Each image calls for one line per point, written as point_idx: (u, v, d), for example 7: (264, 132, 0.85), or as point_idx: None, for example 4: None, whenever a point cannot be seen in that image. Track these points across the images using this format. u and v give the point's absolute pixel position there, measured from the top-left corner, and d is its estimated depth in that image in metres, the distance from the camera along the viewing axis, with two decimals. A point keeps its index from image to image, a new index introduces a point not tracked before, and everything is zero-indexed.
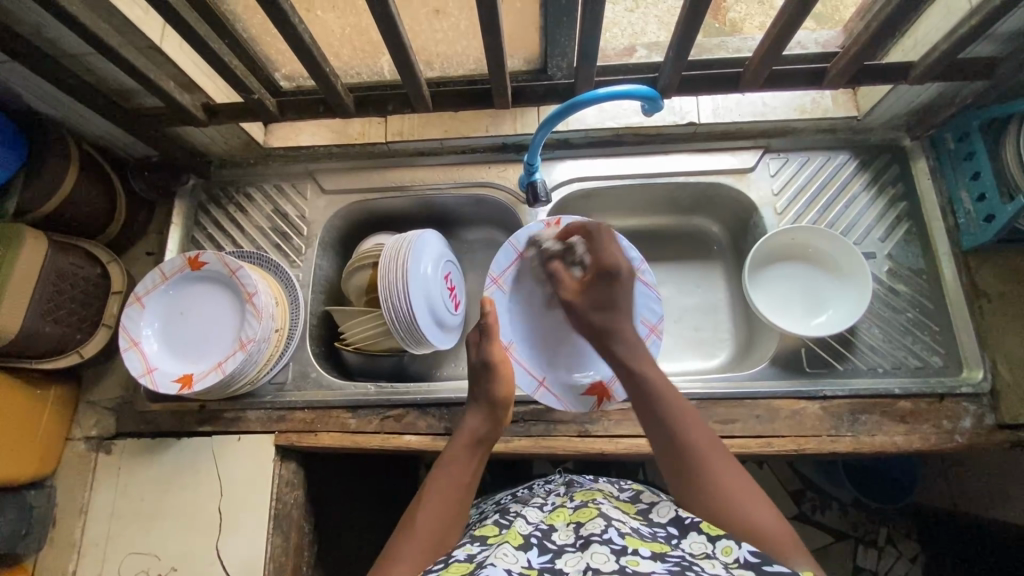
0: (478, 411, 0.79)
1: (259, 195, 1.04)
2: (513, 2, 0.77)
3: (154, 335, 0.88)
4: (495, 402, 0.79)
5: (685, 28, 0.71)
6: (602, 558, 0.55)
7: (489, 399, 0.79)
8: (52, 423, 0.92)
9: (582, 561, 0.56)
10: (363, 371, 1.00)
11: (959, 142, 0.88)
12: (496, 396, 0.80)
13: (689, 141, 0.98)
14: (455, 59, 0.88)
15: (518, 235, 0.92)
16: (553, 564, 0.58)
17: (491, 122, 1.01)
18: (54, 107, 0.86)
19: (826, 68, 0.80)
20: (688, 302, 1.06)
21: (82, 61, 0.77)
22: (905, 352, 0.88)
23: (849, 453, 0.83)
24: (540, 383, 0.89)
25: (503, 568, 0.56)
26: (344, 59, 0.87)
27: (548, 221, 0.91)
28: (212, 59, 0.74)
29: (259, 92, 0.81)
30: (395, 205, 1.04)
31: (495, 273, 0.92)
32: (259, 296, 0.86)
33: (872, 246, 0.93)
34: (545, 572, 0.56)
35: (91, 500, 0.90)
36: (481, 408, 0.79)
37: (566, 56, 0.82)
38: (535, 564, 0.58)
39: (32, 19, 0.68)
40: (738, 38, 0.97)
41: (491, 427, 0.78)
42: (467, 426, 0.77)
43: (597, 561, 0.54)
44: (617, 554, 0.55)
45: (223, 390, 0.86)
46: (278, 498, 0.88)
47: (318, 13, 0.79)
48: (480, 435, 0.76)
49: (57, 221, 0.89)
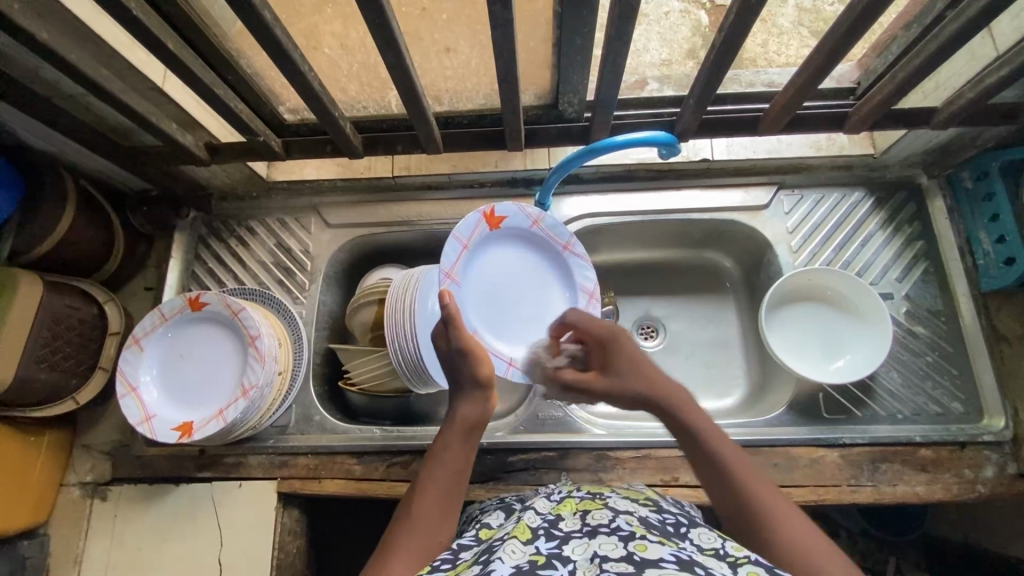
0: (466, 396, 0.68)
1: (261, 229, 1.01)
2: (526, 42, 0.73)
3: (153, 380, 0.85)
4: (481, 384, 0.68)
5: (710, 73, 0.70)
6: (609, 546, 0.48)
7: (473, 381, 0.68)
8: (45, 468, 0.89)
9: (590, 549, 0.49)
10: (368, 412, 0.98)
11: (978, 181, 0.87)
12: (483, 376, 0.68)
13: (701, 176, 0.96)
14: (464, 94, 0.85)
15: (460, 227, 0.84)
16: (560, 551, 0.50)
17: (500, 157, 0.99)
18: (50, 144, 0.83)
19: (849, 114, 0.79)
20: (700, 339, 1.04)
21: (79, 102, 0.74)
22: (925, 398, 0.86)
23: (870, 504, 0.82)
24: (510, 363, 0.86)
25: (511, 565, 0.47)
26: (351, 94, 0.83)
27: (483, 211, 0.87)
28: (218, 103, 0.71)
29: (264, 134, 0.79)
30: (400, 239, 1.02)
31: (444, 268, 0.83)
32: (262, 339, 0.83)
33: (889, 287, 0.91)
34: (552, 560, 0.48)
35: (86, 550, 0.87)
36: (466, 394, 0.68)
37: (578, 94, 0.77)
38: (544, 550, 0.50)
39: (28, 62, 0.65)
40: (751, 72, 0.93)
41: (484, 415, 0.67)
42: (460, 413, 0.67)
43: (605, 549, 0.48)
44: (625, 540, 0.49)
45: (224, 437, 0.83)
46: (281, 548, 0.85)
47: (324, 51, 0.75)
48: (472, 423, 0.66)
49: (53, 260, 0.87)
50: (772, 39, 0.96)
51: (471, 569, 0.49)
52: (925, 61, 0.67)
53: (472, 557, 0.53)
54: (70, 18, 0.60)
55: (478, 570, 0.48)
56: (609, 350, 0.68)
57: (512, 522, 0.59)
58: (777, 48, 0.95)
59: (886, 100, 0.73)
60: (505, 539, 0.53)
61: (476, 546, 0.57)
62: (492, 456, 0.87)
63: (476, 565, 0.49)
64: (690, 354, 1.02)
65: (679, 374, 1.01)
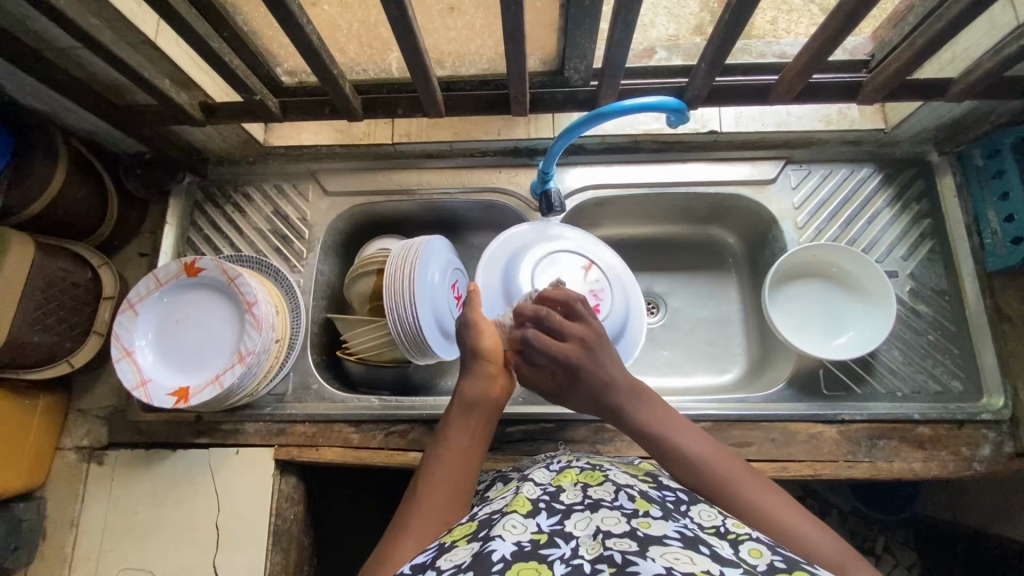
0: (470, 372, 0.68)
1: (258, 195, 0.99)
2: (533, 2, 0.69)
3: (149, 345, 0.84)
4: (483, 358, 0.69)
5: (721, 39, 0.67)
6: (611, 521, 0.48)
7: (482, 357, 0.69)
8: (41, 431, 0.88)
9: (592, 524, 0.48)
10: (365, 381, 0.97)
11: (989, 159, 0.85)
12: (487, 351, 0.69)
13: (707, 149, 0.95)
14: (467, 58, 0.82)
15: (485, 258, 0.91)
16: (562, 527, 0.49)
17: (504, 125, 0.97)
18: (40, 101, 0.80)
19: (862, 83, 0.78)
20: (700, 315, 1.03)
21: (69, 55, 0.71)
22: (925, 376, 0.86)
23: (866, 479, 0.82)
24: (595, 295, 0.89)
25: (512, 542, 0.46)
26: (351, 55, 0.80)
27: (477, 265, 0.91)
28: (212, 58, 0.68)
29: (261, 94, 0.77)
30: (400, 208, 1.00)
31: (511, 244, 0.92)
32: (260, 306, 0.81)
33: (894, 264, 0.90)
34: (555, 537, 0.47)
35: (83, 513, 0.87)
36: (471, 369, 0.68)
37: (584, 59, 0.75)
38: (545, 528, 0.49)
39: (15, 11, 0.63)
40: (763, 43, 0.90)
41: (489, 393, 0.67)
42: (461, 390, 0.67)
43: (608, 524, 0.48)
44: (628, 516, 0.49)
45: (221, 403, 0.83)
46: (278, 514, 0.85)
47: (323, 7, 0.71)
48: (476, 400, 0.66)
49: (46, 222, 0.85)
50: (782, 17, 0.85)
51: (470, 545, 0.48)
52: (948, 25, 0.65)
53: (472, 526, 0.53)
54: None
55: (478, 549, 0.46)
56: (582, 377, 0.67)
57: (511, 493, 0.58)
58: (786, 27, 0.86)
59: (901, 70, 0.71)
60: (503, 513, 0.52)
61: (475, 517, 0.56)
62: None
63: (476, 542, 0.48)
64: (691, 330, 1.02)
65: (679, 350, 1.01)
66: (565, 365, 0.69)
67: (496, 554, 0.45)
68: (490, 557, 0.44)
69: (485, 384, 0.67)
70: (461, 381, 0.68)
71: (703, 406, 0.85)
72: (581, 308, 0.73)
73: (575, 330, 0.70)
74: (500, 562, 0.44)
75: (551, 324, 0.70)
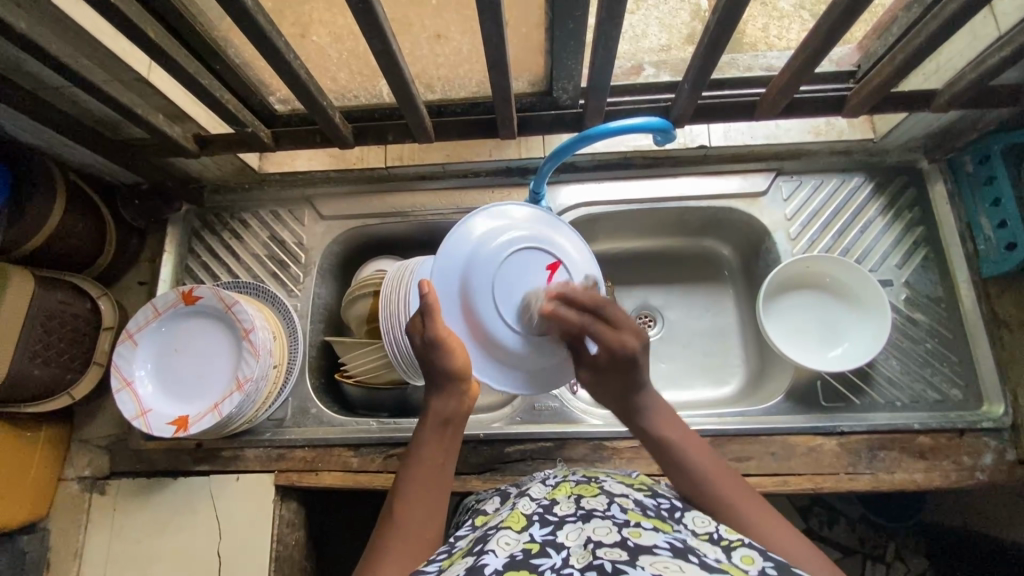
0: (439, 386, 0.67)
1: (255, 221, 1.00)
2: (518, 28, 0.71)
3: (148, 375, 0.85)
4: (454, 376, 0.66)
5: (703, 61, 0.68)
6: (603, 530, 0.48)
7: (444, 375, 0.66)
8: (43, 464, 0.89)
9: (584, 535, 0.48)
10: (364, 404, 0.97)
11: (979, 165, 0.86)
12: (456, 369, 0.66)
13: (699, 164, 0.95)
14: (456, 82, 0.82)
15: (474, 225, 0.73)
16: (554, 538, 0.49)
17: (494, 145, 0.98)
18: (37, 138, 0.82)
19: (847, 96, 0.78)
20: (698, 327, 1.03)
21: (64, 94, 0.73)
22: (924, 385, 0.86)
23: (868, 491, 0.81)
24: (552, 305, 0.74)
25: (504, 556, 0.46)
26: (341, 83, 0.81)
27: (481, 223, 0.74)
28: (203, 94, 0.70)
29: (252, 125, 0.78)
30: (395, 230, 1.01)
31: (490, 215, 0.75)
32: (256, 332, 0.82)
33: (889, 273, 0.90)
34: (547, 547, 0.48)
35: (85, 544, 0.87)
36: (440, 387, 0.66)
37: (572, 79, 0.76)
38: (538, 538, 0.49)
39: (10, 54, 0.64)
40: (749, 55, 0.91)
41: (461, 406, 0.67)
42: (432, 406, 0.66)
43: (599, 534, 0.47)
44: (619, 526, 0.49)
45: (221, 430, 0.83)
46: (279, 540, 0.85)
47: (313, 38, 0.73)
48: (448, 415, 0.66)
49: (45, 256, 0.86)
50: (773, 23, 0.92)
51: (463, 560, 0.48)
52: (926, 41, 0.65)
53: (467, 546, 0.53)
54: (50, 8, 0.58)
55: (470, 562, 0.47)
56: (626, 371, 0.66)
57: (506, 509, 0.58)
58: (777, 33, 0.92)
59: (885, 83, 0.72)
60: (497, 528, 0.52)
61: (473, 535, 0.56)
62: (489, 447, 0.87)
63: (470, 556, 0.48)
64: (688, 342, 1.02)
65: (676, 363, 1.00)
66: (616, 361, 0.67)
67: (487, 567, 0.45)
68: (482, 568, 0.44)
69: (456, 400, 0.66)
70: (433, 395, 0.67)
71: (701, 421, 0.85)
72: (616, 306, 0.69)
73: (627, 341, 0.66)
74: (492, 572, 0.44)
75: (591, 334, 0.67)
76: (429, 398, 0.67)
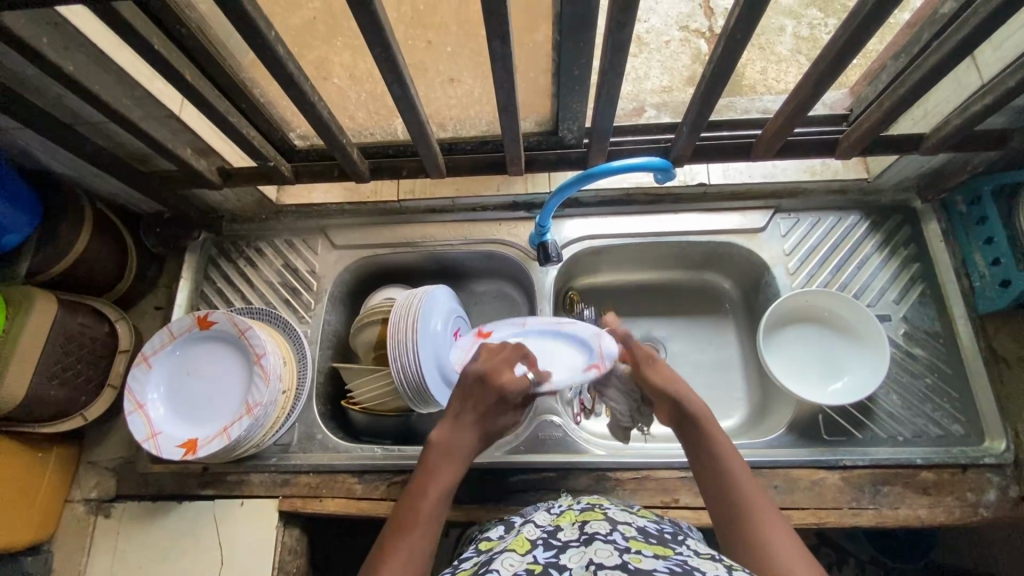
0: (458, 420, 0.70)
1: (270, 250, 1.04)
2: (526, 73, 0.75)
3: (160, 399, 0.87)
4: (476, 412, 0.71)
5: (701, 103, 0.72)
6: (605, 553, 0.48)
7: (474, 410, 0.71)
8: (51, 485, 0.90)
9: (586, 556, 0.49)
10: (370, 431, 0.97)
11: (971, 206, 0.88)
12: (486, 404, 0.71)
13: (699, 200, 0.99)
14: (468, 121, 0.87)
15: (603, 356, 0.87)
16: (557, 560, 0.50)
17: (502, 181, 1.03)
18: (70, 168, 0.87)
19: (839, 138, 0.82)
20: (700, 359, 1.04)
21: (100, 128, 0.78)
22: (925, 420, 0.86)
23: (871, 527, 0.81)
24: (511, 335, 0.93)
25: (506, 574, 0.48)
26: (359, 121, 0.86)
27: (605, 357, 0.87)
28: (230, 130, 0.75)
29: (274, 159, 0.83)
30: (405, 260, 1.04)
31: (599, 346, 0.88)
32: (268, 356, 0.84)
33: (887, 308, 0.92)
34: (549, 567, 0.48)
35: (87, 567, 0.88)
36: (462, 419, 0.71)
37: (577, 120, 0.79)
38: (541, 559, 0.50)
39: (54, 91, 0.69)
40: (746, 98, 0.96)
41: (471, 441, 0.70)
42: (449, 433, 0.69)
43: (601, 556, 0.48)
44: (621, 551, 0.49)
45: (229, 454, 0.84)
46: (280, 568, 0.85)
47: (334, 80, 0.78)
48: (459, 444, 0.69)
49: (69, 280, 0.90)
50: (770, 67, 0.99)
51: None
52: (911, 89, 0.69)
53: (472, 566, 0.54)
54: (96, 53, 0.64)
55: None
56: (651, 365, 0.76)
57: (511, 535, 0.59)
58: (775, 76, 0.99)
59: (874, 126, 0.75)
60: (502, 551, 0.53)
61: (476, 557, 0.57)
62: (493, 476, 0.87)
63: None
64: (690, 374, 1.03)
65: None
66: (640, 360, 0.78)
67: None
68: None
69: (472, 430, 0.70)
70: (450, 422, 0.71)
71: None
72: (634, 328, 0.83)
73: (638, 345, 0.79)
74: None
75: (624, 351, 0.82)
76: (449, 431, 0.69)
